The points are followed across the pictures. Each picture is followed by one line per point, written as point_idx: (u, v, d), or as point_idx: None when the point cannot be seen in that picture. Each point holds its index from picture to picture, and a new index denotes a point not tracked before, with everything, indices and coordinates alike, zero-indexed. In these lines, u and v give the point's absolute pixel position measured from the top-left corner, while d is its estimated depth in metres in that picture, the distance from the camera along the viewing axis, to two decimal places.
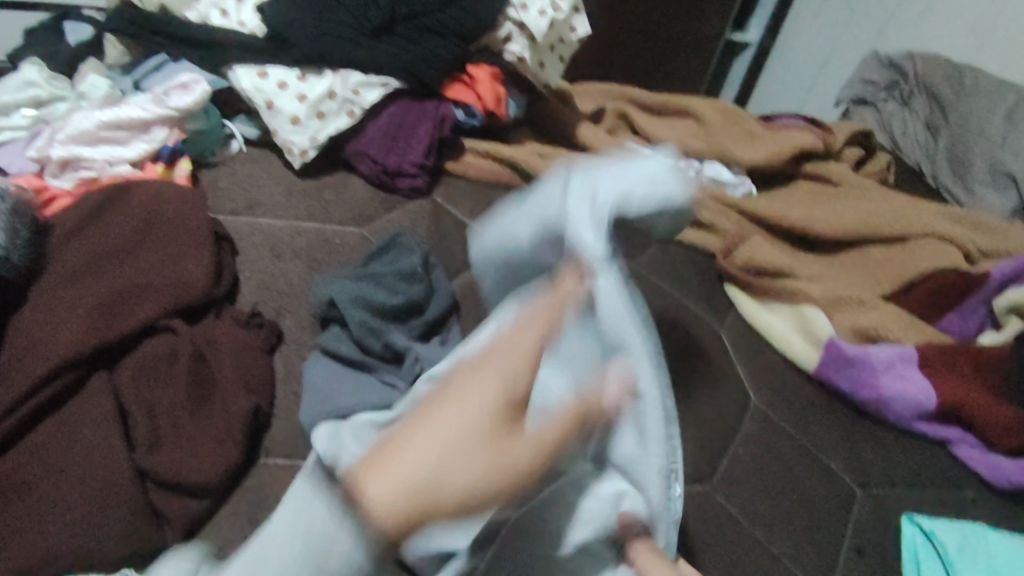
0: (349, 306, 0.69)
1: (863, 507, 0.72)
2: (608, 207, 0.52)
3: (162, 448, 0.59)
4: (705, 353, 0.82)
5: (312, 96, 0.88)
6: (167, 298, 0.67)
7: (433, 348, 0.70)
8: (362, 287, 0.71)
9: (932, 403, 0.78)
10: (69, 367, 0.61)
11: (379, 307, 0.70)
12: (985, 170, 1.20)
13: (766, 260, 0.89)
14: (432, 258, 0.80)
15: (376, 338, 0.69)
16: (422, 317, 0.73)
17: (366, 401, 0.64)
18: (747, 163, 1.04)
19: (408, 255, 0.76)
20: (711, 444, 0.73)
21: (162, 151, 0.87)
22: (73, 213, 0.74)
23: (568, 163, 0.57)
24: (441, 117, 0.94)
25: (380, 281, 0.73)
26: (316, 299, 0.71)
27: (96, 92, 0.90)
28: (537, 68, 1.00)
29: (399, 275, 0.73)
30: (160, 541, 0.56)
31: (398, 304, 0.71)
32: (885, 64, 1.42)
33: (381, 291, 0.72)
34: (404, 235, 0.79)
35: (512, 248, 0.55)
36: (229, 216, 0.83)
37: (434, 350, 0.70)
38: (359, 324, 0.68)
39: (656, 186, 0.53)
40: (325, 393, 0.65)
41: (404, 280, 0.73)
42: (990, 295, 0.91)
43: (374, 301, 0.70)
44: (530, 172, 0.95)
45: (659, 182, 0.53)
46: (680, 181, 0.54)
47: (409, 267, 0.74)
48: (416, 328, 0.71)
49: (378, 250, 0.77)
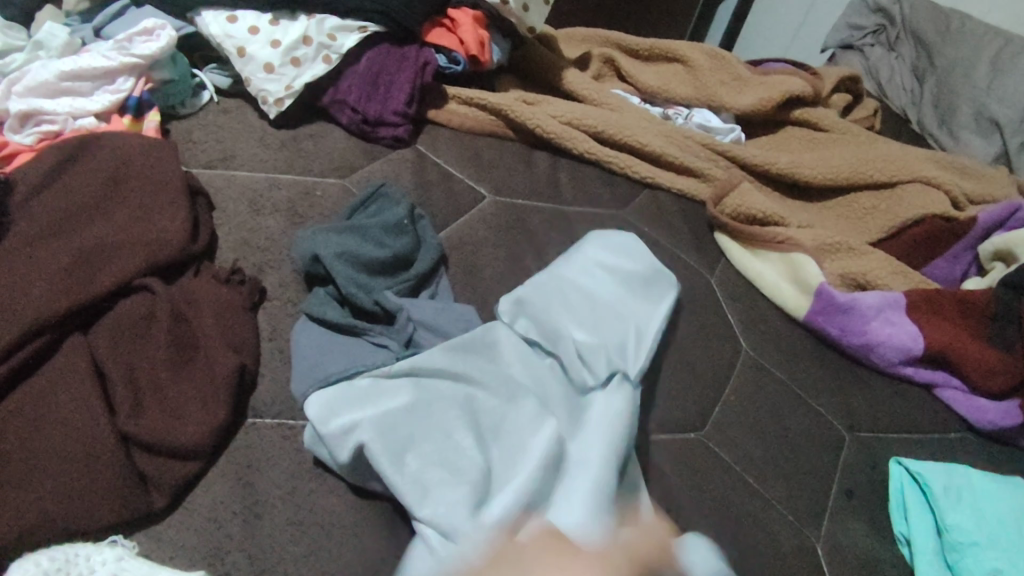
0: (338, 263, 0.67)
1: (851, 449, 0.73)
2: (610, 284, 0.74)
3: (146, 411, 0.57)
4: (697, 302, 0.81)
5: (285, 42, 0.85)
6: (142, 256, 0.65)
7: (420, 303, 0.68)
8: (347, 241, 0.69)
9: (919, 347, 0.79)
10: (42, 329, 0.59)
11: (366, 261, 0.69)
12: (969, 116, 1.19)
13: (753, 208, 0.90)
14: (418, 209, 0.78)
15: (368, 295, 0.67)
16: (410, 273, 0.71)
17: (361, 364, 0.62)
18: (734, 109, 1.02)
19: (394, 206, 0.75)
20: (704, 389, 0.73)
21: (128, 103, 0.81)
22: (37, 168, 0.70)
23: (586, 245, 0.78)
24: (424, 62, 0.91)
25: (366, 234, 0.71)
26: (301, 253, 0.69)
27: (54, 40, 0.83)
28: (521, 10, 0.96)
29: (385, 228, 0.72)
30: (147, 503, 0.54)
31: (385, 258, 0.70)
32: (871, 7, 1.40)
33: (367, 245, 0.70)
34: (387, 185, 0.77)
35: (544, 302, 0.69)
36: (204, 169, 0.79)
37: (428, 305, 0.68)
38: (348, 280, 0.67)
39: (649, 273, 0.76)
40: (320, 354, 0.63)
41: (391, 233, 0.72)
42: (977, 240, 0.91)
43: (361, 256, 0.68)
44: (515, 119, 0.93)
45: (648, 270, 0.76)
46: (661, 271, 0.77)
47: (395, 220, 0.73)
48: (404, 282, 0.70)
49: (361, 201, 0.75)
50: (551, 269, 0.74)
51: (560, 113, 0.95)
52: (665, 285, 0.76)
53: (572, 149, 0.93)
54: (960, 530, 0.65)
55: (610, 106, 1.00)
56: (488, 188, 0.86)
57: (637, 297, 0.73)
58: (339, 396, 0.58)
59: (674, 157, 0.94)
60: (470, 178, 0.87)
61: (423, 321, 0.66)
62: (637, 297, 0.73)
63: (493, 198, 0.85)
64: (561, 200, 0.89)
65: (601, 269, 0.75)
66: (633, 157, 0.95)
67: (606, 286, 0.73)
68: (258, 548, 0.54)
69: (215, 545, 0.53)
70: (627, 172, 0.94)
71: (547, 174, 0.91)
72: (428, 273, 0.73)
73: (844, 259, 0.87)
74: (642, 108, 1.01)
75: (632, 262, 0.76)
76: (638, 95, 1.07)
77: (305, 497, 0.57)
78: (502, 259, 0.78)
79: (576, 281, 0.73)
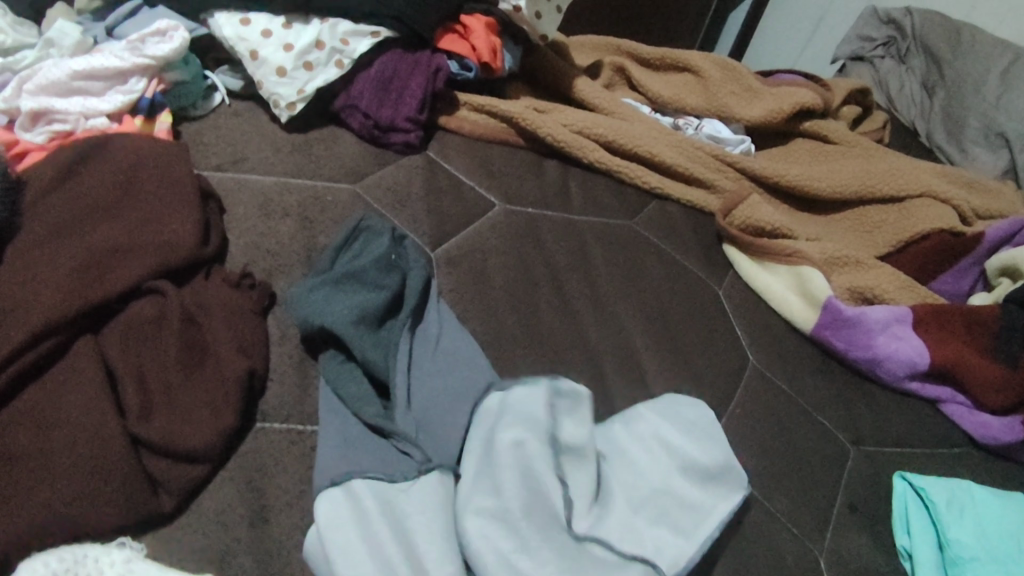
0: (339, 316, 0.64)
1: (856, 464, 0.73)
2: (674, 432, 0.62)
3: (156, 414, 0.57)
4: (705, 313, 0.81)
5: (298, 45, 0.85)
6: (153, 258, 0.65)
7: (428, 374, 0.64)
8: (343, 293, 0.66)
9: (925, 363, 0.79)
10: (53, 329, 0.59)
11: (368, 307, 0.65)
12: (977, 130, 1.19)
13: (763, 220, 0.90)
14: (401, 230, 0.77)
15: (374, 348, 0.64)
16: (412, 322, 0.67)
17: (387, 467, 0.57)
18: (744, 120, 1.02)
19: (378, 239, 0.72)
20: (712, 401, 0.73)
21: (141, 104, 0.82)
22: (49, 169, 0.70)
23: (671, 395, 0.66)
24: (436, 68, 0.91)
25: (363, 280, 0.68)
26: (297, 314, 0.65)
27: (66, 39, 0.83)
28: (533, 18, 0.97)
29: (376, 267, 0.69)
30: (157, 507, 0.54)
31: (384, 304, 0.67)
32: (883, 19, 1.40)
33: (365, 293, 0.67)
34: (367, 217, 0.75)
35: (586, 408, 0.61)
36: (214, 171, 0.80)
37: (430, 358, 0.65)
38: (356, 341, 0.63)
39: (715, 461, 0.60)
40: (343, 427, 0.60)
41: (382, 270, 0.69)
42: (983, 255, 0.91)
43: (362, 304, 0.65)
44: (527, 127, 0.93)
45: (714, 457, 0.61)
46: (731, 471, 0.61)
47: (382, 255, 0.70)
48: (408, 321, 0.67)
49: (345, 239, 0.72)
50: (636, 409, 0.65)
51: (570, 121, 0.95)
52: (728, 481, 0.60)
53: (582, 157, 0.93)
54: (962, 545, 0.66)
55: (621, 115, 1.00)
56: (498, 197, 0.86)
57: (724, 484, 0.60)
58: (351, 490, 0.55)
59: (683, 167, 0.94)
60: (480, 185, 0.87)
61: (454, 424, 0.60)
62: (725, 487, 0.60)
63: (503, 206, 0.85)
64: (570, 209, 0.89)
65: (686, 412, 0.65)
66: (642, 167, 0.95)
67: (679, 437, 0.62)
68: (266, 552, 0.54)
69: (223, 549, 0.54)
70: (637, 182, 0.94)
71: (556, 183, 0.92)
72: (431, 318, 0.68)
73: (851, 273, 0.87)
74: (652, 118, 1.01)
75: (706, 436, 0.63)
76: (648, 105, 1.07)
77: (313, 502, 0.57)
78: (511, 268, 0.78)
79: (662, 432, 0.62)
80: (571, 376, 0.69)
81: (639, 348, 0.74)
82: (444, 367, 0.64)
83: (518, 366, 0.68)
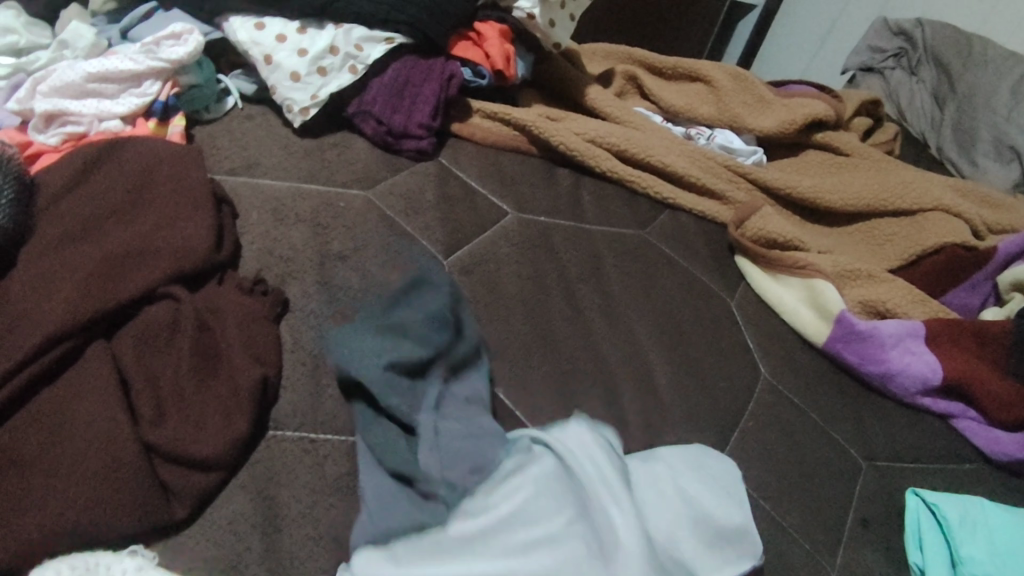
0: (367, 364, 0.60)
1: (868, 479, 0.73)
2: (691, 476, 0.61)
3: (169, 420, 0.57)
4: (716, 325, 0.81)
5: (313, 50, 0.85)
6: (167, 263, 0.65)
7: (453, 421, 0.60)
8: (387, 346, 0.61)
9: (938, 378, 0.78)
10: (65, 334, 0.58)
11: (411, 363, 0.61)
12: (989, 143, 1.19)
13: (775, 232, 0.90)
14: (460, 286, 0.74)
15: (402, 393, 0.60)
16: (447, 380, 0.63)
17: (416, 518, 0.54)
18: (757, 131, 1.02)
19: (436, 294, 0.69)
20: (725, 413, 0.72)
21: (154, 107, 0.82)
22: (64, 171, 0.70)
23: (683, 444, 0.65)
24: (449, 75, 0.91)
25: (400, 330, 0.63)
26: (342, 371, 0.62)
27: (80, 40, 0.83)
28: (547, 26, 0.98)
29: (427, 322, 0.64)
30: (168, 514, 0.54)
31: (427, 359, 0.62)
32: (894, 31, 1.40)
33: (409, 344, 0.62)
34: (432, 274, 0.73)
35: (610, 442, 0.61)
36: (227, 176, 0.79)
37: (455, 407, 0.61)
38: (388, 389, 0.59)
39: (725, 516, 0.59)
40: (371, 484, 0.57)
41: (436, 325, 0.65)
42: (996, 270, 0.91)
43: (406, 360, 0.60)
44: (540, 135, 0.93)
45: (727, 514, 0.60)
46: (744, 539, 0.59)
47: (440, 313, 0.66)
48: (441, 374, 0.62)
49: (405, 293, 0.70)
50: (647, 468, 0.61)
51: (583, 130, 0.95)
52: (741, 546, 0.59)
53: (595, 167, 0.94)
54: (974, 561, 0.66)
55: (633, 124, 1.00)
56: (511, 205, 0.87)
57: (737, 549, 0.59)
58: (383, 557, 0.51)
59: (695, 179, 0.95)
60: (492, 194, 0.87)
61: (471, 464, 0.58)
62: (738, 553, 0.59)
63: (515, 214, 0.85)
64: (582, 218, 0.89)
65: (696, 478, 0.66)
66: (654, 177, 0.95)
67: (698, 489, 0.60)
68: (278, 562, 0.54)
69: (235, 558, 0.53)
70: (648, 192, 0.94)
71: (568, 192, 0.92)
72: (468, 383, 0.64)
73: (863, 286, 0.87)
74: (664, 127, 1.02)
75: (717, 489, 0.61)
76: (660, 114, 1.07)
77: (325, 511, 0.57)
78: (523, 277, 0.78)
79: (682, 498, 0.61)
80: (584, 388, 0.69)
81: (651, 360, 0.74)
82: (473, 419, 0.61)
83: (530, 375, 0.68)
